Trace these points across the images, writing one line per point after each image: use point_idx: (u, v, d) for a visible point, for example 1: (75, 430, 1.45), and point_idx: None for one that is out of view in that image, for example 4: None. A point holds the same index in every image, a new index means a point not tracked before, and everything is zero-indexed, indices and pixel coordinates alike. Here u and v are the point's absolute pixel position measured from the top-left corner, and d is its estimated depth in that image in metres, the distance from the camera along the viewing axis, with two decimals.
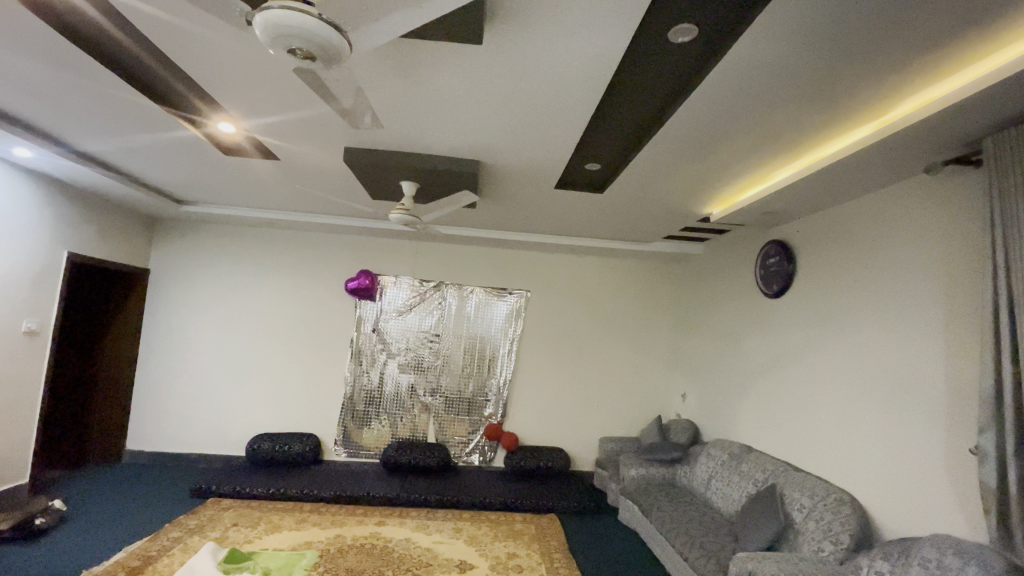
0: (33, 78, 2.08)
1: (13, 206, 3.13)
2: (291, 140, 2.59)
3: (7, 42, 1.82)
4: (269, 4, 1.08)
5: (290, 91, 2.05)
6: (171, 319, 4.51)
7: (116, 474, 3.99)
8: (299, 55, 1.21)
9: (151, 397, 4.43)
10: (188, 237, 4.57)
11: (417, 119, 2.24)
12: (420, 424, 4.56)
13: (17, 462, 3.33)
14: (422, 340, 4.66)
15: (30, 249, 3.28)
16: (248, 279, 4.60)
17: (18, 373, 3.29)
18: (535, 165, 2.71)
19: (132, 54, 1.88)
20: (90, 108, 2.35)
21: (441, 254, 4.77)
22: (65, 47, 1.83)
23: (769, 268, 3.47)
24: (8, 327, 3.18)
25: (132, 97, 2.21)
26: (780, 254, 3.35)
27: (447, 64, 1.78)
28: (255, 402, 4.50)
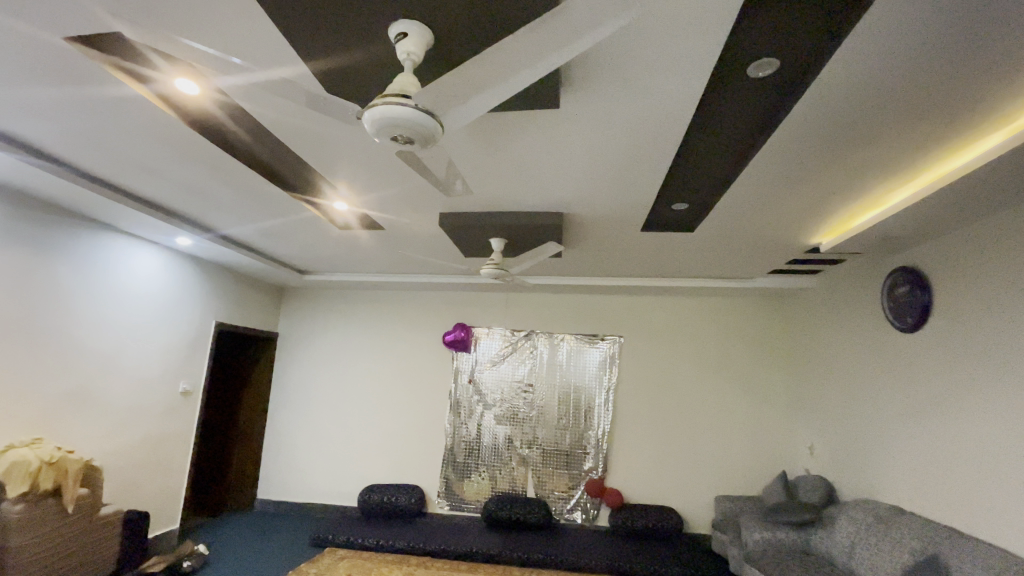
0: (193, 179, 2.56)
1: (176, 286, 3.77)
2: (392, 212, 2.88)
3: (177, 154, 2.28)
4: (376, 102, 1.26)
5: (391, 170, 2.31)
6: (295, 376, 5.02)
7: (248, 523, 4.39)
8: (400, 141, 1.37)
9: (279, 449, 4.89)
10: (309, 303, 5.14)
11: (504, 181, 2.39)
12: (519, 478, 4.51)
13: (172, 507, 3.79)
14: (516, 390, 4.69)
15: (187, 320, 3.89)
16: (358, 337, 5.02)
17: (177, 427, 3.83)
18: (620, 211, 2.73)
19: (267, 153, 2.26)
20: (233, 199, 2.81)
21: (531, 304, 4.86)
22: (218, 153, 2.25)
23: (900, 323, 3.05)
24: (170, 387, 3.76)
25: (266, 187, 2.62)
26: (899, 303, 3.07)
27: (529, 128, 1.90)
28: (365, 454, 4.78)
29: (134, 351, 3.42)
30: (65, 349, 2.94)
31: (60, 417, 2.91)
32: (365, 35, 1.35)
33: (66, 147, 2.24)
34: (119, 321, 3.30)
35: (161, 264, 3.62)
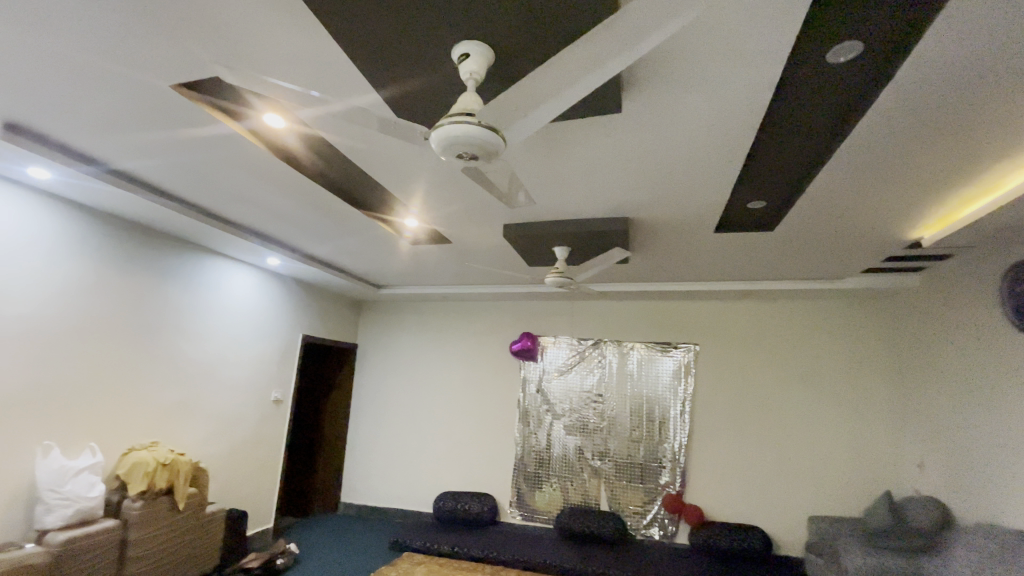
0: (281, 205, 2.79)
1: (268, 303, 4.11)
2: (459, 225, 2.97)
3: (267, 183, 2.50)
4: (442, 122, 1.31)
5: (457, 186, 2.39)
6: (373, 386, 5.28)
7: (333, 525, 4.64)
8: (465, 157, 1.41)
9: (359, 456, 5.15)
10: (384, 316, 5.41)
11: (568, 189, 2.39)
12: (592, 491, 4.42)
13: (266, 507, 4.10)
14: (585, 400, 4.62)
15: (278, 334, 4.22)
16: (429, 348, 5.20)
17: (270, 432, 4.15)
18: (690, 213, 2.63)
19: (344, 177, 2.42)
20: (316, 221, 3.03)
21: (598, 313, 4.79)
22: (301, 180, 2.44)
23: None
24: (264, 395, 4.09)
25: (344, 209, 2.80)
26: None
27: (592, 135, 1.89)
28: (439, 461, 4.91)
29: (233, 362, 3.76)
30: (177, 361, 3.30)
31: (172, 422, 3.26)
32: (430, 58, 1.41)
33: (176, 182, 2.54)
34: (221, 335, 3.65)
35: (255, 283, 3.96)
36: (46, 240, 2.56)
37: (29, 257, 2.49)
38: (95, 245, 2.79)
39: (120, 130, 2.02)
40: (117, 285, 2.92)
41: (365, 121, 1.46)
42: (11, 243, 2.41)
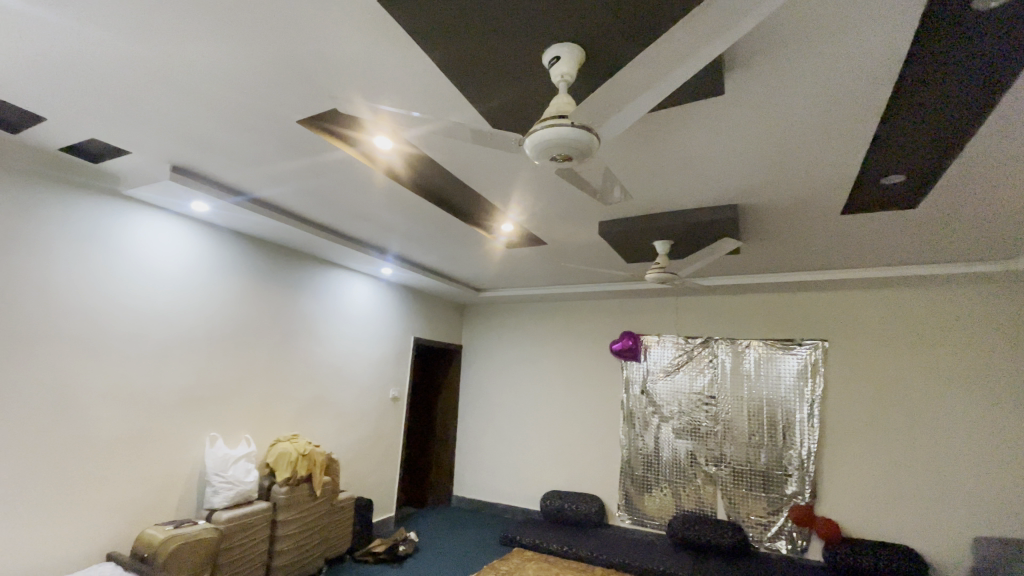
0: (390, 218, 3.01)
1: (383, 309, 4.46)
2: (556, 226, 2.98)
3: (378, 199, 2.71)
4: (535, 128, 1.33)
5: (552, 187, 2.40)
6: (478, 386, 5.50)
7: (447, 517, 4.90)
8: (559, 159, 1.42)
9: (468, 452, 5.38)
10: (486, 318, 5.61)
11: (667, 181, 2.29)
12: (707, 497, 4.18)
13: (388, 497, 4.44)
14: (695, 402, 4.38)
15: (392, 337, 4.56)
16: (531, 348, 5.29)
17: (388, 428, 4.50)
18: (809, 195, 2.38)
19: (445, 189, 2.55)
20: (421, 231, 3.23)
21: (706, 309, 4.52)
22: (407, 195, 2.61)
23: None
24: (383, 394, 4.44)
25: (446, 219, 2.95)
26: None
27: (692, 123, 1.79)
28: (544, 460, 4.96)
29: (355, 364, 4.13)
30: (311, 362, 3.72)
31: (309, 417, 3.67)
32: (521, 66, 1.43)
33: (303, 205, 2.86)
34: (345, 339, 4.04)
35: (370, 291, 4.32)
36: (208, 260, 3.03)
37: (197, 275, 2.97)
38: (244, 264, 3.25)
39: (259, 163, 2.33)
40: (262, 297, 3.37)
41: (462, 134, 1.53)
42: (184, 265, 2.90)
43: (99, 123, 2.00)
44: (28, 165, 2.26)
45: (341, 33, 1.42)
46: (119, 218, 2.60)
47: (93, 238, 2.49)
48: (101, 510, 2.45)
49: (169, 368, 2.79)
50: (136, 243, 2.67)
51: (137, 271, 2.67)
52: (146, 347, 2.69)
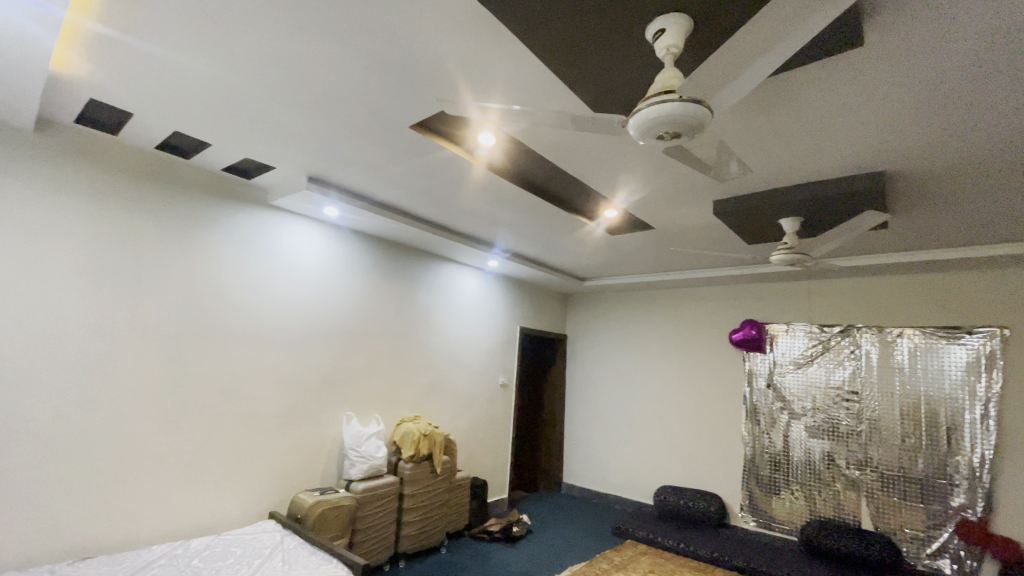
0: (495, 212, 3.09)
1: (490, 299, 4.61)
2: (664, 210, 2.83)
3: (482, 194, 2.79)
4: (640, 107, 1.27)
5: (659, 169, 2.29)
6: (586, 374, 5.47)
7: (558, 503, 4.96)
8: (667, 138, 1.34)
9: (578, 441, 5.39)
10: (593, 307, 5.55)
11: (793, 152, 2.05)
12: (848, 504, 3.72)
13: (500, 479, 4.62)
14: (833, 398, 3.90)
15: (499, 326, 4.71)
16: (641, 337, 5.12)
17: (500, 413, 4.67)
18: (984, 155, 1.97)
19: (548, 179, 2.56)
20: (525, 223, 3.27)
21: (845, 295, 4.00)
22: (510, 188, 2.65)
23: None
24: (493, 381, 4.61)
25: (550, 209, 2.95)
26: None
27: (823, 84, 1.58)
28: (657, 452, 4.80)
29: (466, 352, 4.34)
30: (428, 350, 3.98)
31: (427, 401, 3.94)
32: (621, 47, 1.37)
33: (416, 204, 3.05)
34: (458, 328, 4.27)
35: (478, 282, 4.49)
36: (338, 258, 3.37)
37: (331, 272, 3.32)
38: (366, 261, 3.56)
39: (376, 168, 2.53)
40: (385, 289, 3.67)
41: (564, 123, 1.51)
42: (320, 263, 3.27)
43: (249, 144, 2.32)
44: (201, 184, 2.70)
45: (442, 37, 1.48)
46: (268, 224, 3.00)
47: (250, 242, 2.91)
48: (263, 474, 2.88)
49: (310, 355, 3.17)
50: (282, 245, 3.06)
51: (282, 271, 3.05)
52: (293, 335, 3.08)
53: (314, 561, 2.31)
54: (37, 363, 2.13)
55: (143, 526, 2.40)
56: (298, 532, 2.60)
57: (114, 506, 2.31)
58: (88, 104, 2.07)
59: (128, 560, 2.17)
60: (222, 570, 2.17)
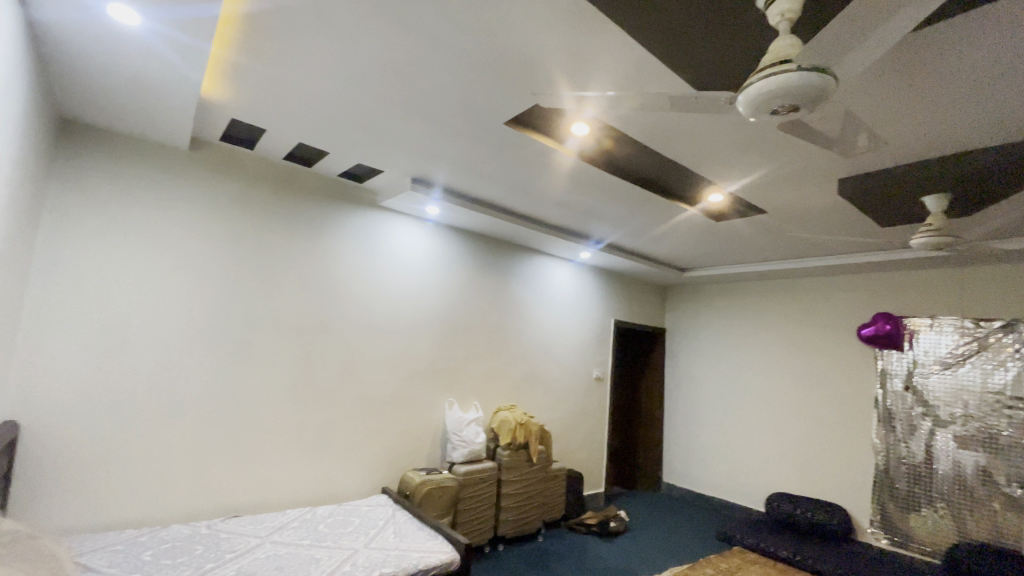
0: (590, 202, 3.06)
1: (584, 291, 4.58)
2: (778, 192, 2.60)
3: (578, 186, 2.78)
4: (750, 81, 1.18)
5: (772, 148, 2.11)
6: (687, 370, 5.23)
7: (658, 501, 4.81)
8: (782, 112, 1.23)
9: (678, 438, 5.17)
10: (694, 300, 5.28)
11: (940, 120, 1.78)
12: (1010, 529, 3.15)
13: (597, 473, 4.59)
14: (991, 404, 3.31)
15: (594, 319, 4.66)
16: (748, 332, 4.78)
17: (595, 407, 4.62)
18: None
19: (647, 166, 2.48)
20: (621, 212, 3.19)
21: (1008, 286, 3.41)
22: (606, 177, 2.61)
23: None
24: (588, 373, 4.58)
25: (648, 197, 2.85)
26: None
27: (982, 38, 1.35)
28: (767, 455, 4.46)
29: (561, 344, 4.35)
30: (524, 342, 4.05)
31: (523, 391, 4.03)
32: None
33: (512, 198, 3.11)
34: (552, 320, 4.29)
35: (571, 275, 4.48)
36: (439, 254, 3.55)
37: (433, 266, 3.51)
38: (464, 255, 3.70)
39: (475, 165, 2.63)
40: (482, 283, 3.80)
41: (666, 105, 1.45)
42: (424, 258, 3.46)
43: (362, 150, 2.52)
44: (321, 189, 2.99)
45: (537, 31, 1.49)
46: (378, 223, 3.24)
47: (363, 240, 3.16)
48: (377, 453, 3.14)
49: (415, 345, 3.38)
50: (390, 242, 3.29)
51: (391, 266, 3.28)
52: (400, 326, 3.31)
53: (422, 536, 2.48)
54: (198, 348, 2.53)
55: (280, 491, 2.73)
56: (406, 507, 2.80)
57: (257, 473, 2.67)
58: (232, 124, 2.38)
59: (268, 520, 2.50)
60: (344, 536, 2.41)
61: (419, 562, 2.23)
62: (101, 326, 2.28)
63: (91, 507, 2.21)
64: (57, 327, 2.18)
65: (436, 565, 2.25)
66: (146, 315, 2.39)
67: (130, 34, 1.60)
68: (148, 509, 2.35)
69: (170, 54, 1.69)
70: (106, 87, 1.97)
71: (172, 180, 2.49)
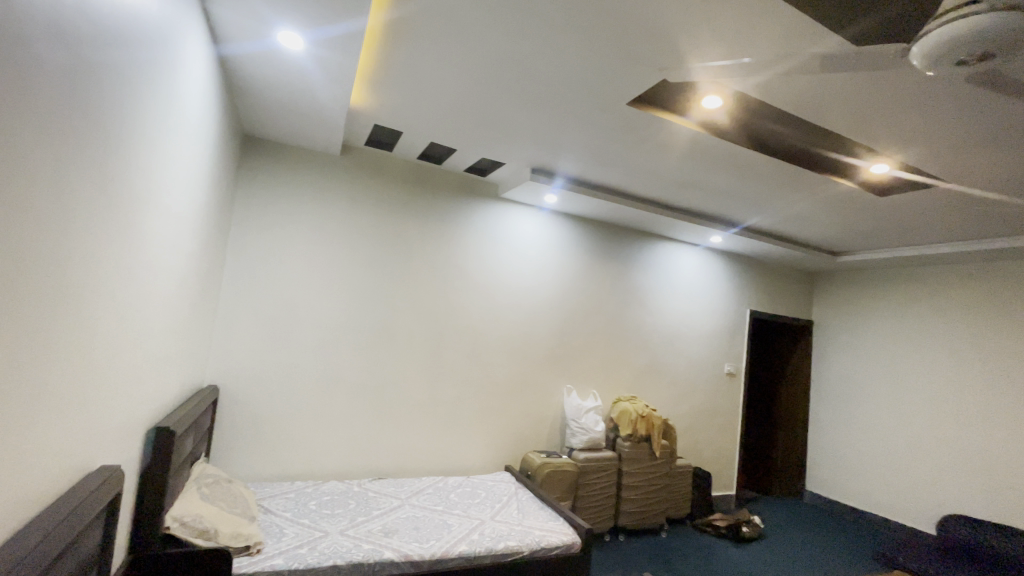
0: (722, 182, 2.85)
1: (713, 280, 4.30)
2: (964, 158, 2.18)
3: (709, 165, 2.61)
4: (923, 32, 1.21)
5: (961, 105, 1.77)
6: (837, 368, 4.65)
7: (798, 511, 4.36)
8: (971, 62, 1.22)
9: (824, 444, 4.63)
10: (848, 289, 4.67)
11: None
12: None
13: (727, 474, 4.30)
14: None
15: (724, 309, 4.35)
16: (921, 326, 4.10)
17: (725, 403, 4.33)
18: None
19: (794, 135, 2.24)
20: (759, 191, 2.93)
21: None
22: (743, 154, 2.41)
23: None
24: (718, 367, 4.30)
25: (793, 172, 2.57)
26: None
27: None
28: (943, 472, 3.80)
29: (687, 335, 4.14)
30: (645, 331, 3.93)
31: (646, 382, 3.92)
32: None
33: (636, 183, 3.02)
34: (676, 309, 4.09)
35: (699, 262, 4.23)
36: (559, 242, 3.59)
37: (554, 254, 3.56)
38: (585, 243, 3.70)
39: (600, 152, 2.60)
40: (601, 270, 3.75)
41: None
42: (545, 247, 3.53)
43: (490, 145, 2.64)
44: (451, 184, 3.20)
45: (663, 4, 1.42)
46: (502, 214, 3.38)
47: (486, 230, 3.31)
48: (504, 433, 3.30)
49: (537, 331, 3.47)
50: (513, 231, 3.41)
51: (514, 255, 3.41)
52: (520, 312, 3.41)
53: (545, 515, 2.55)
54: (350, 329, 2.87)
55: (418, 460, 3.01)
56: (529, 486, 2.90)
57: (399, 442, 2.97)
58: (374, 129, 2.65)
59: (406, 485, 2.77)
60: (472, 507, 2.57)
61: (542, 540, 2.29)
62: (277, 309, 2.70)
63: (273, 459, 2.66)
64: (246, 309, 2.63)
65: (557, 545, 2.30)
66: (308, 298, 2.78)
67: (295, 58, 1.87)
68: (312, 464, 2.74)
69: (325, 71, 1.94)
70: (277, 106, 2.32)
71: (326, 182, 2.85)
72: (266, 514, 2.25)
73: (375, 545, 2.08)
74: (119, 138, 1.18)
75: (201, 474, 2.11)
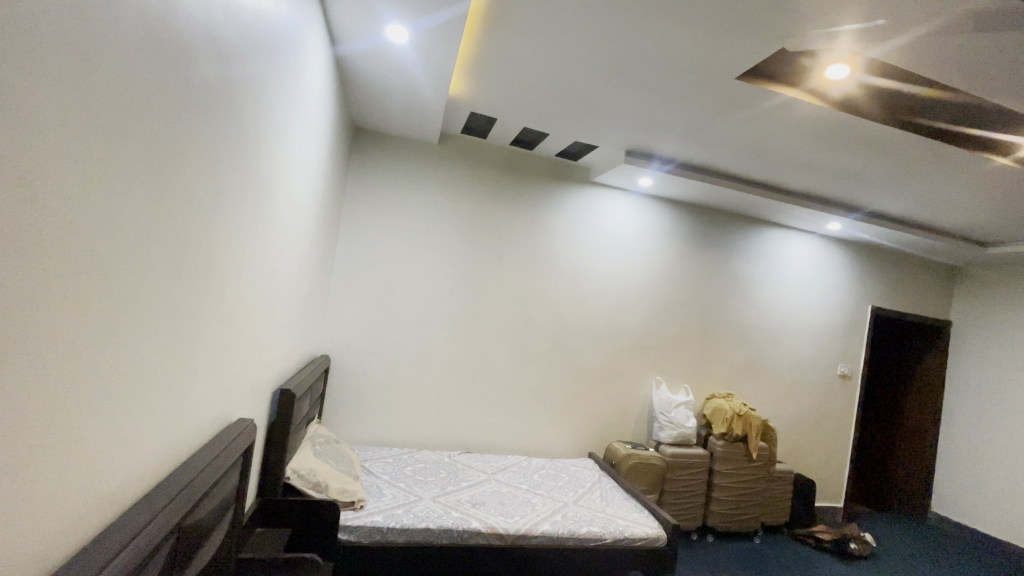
0: (843, 162, 2.56)
1: (828, 272, 3.90)
2: None
3: (828, 143, 2.35)
4: None
5: None
6: (979, 378, 4.02)
7: (919, 532, 3.87)
8: None
9: (957, 462, 4.04)
10: (1000, 287, 3.99)
11: None
12: None
13: (834, 485, 3.92)
14: None
15: (840, 304, 3.93)
16: None
17: (836, 408, 3.93)
18: None
19: (935, 100, 1.96)
20: (889, 172, 2.59)
21: None
22: (871, 129, 2.14)
23: None
24: (828, 368, 3.91)
25: (934, 150, 2.24)
26: None
27: None
28: None
29: (794, 331, 3.81)
30: (743, 325, 3.68)
31: (744, 379, 3.68)
32: None
33: (741, 164, 2.82)
34: (781, 303, 3.78)
35: (812, 252, 3.86)
36: (653, 228, 3.47)
37: (648, 241, 3.45)
38: (682, 229, 3.53)
39: (701, 131, 2.46)
40: (697, 259, 3.56)
41: None
42: (639, 234, 3.43)
43: (584, 128, 2.61)
44: (544, 169, 3.21)
45: None
46: (594, 199, 3.33)
47: (577, 216, 3.29)
48: (589, 419, 3.29)
49: (627, 319, 3.39)
50: (605, 217, 3.35)
51: (605, 241, 3.35)
52: (608, 300, 3.36)
53: (628, 505, 2.52)
54: (444, 309, 3.02)
55: (505, 439, 3.11)
56: (613, 475, 2.87)
57: (487, 420, 3.08)
58: (470, 117, 2.73)
59: (492, 461, 2.88)
60: (556, 489, 2.61)
61: (625, 530, 2.26)
62: (380, 288, 2.91)
63: (374, 426, 2.89)
64: (354, 287, 2.87)
65: (641, 538, 2.26)
66: (407, 279, 2.96)
67: (401, 50, 1.98)
68: (407, 434, 2.94)
69: (428, 61, 2.02)
70: (384, 98, 2.48)
71: (426, 169, 3.00)
72: (367, 474, 2.46)
73: (462, 514, 2.19)
74: (256, 130, 1.34)
75: (315, 433, 2.36)
